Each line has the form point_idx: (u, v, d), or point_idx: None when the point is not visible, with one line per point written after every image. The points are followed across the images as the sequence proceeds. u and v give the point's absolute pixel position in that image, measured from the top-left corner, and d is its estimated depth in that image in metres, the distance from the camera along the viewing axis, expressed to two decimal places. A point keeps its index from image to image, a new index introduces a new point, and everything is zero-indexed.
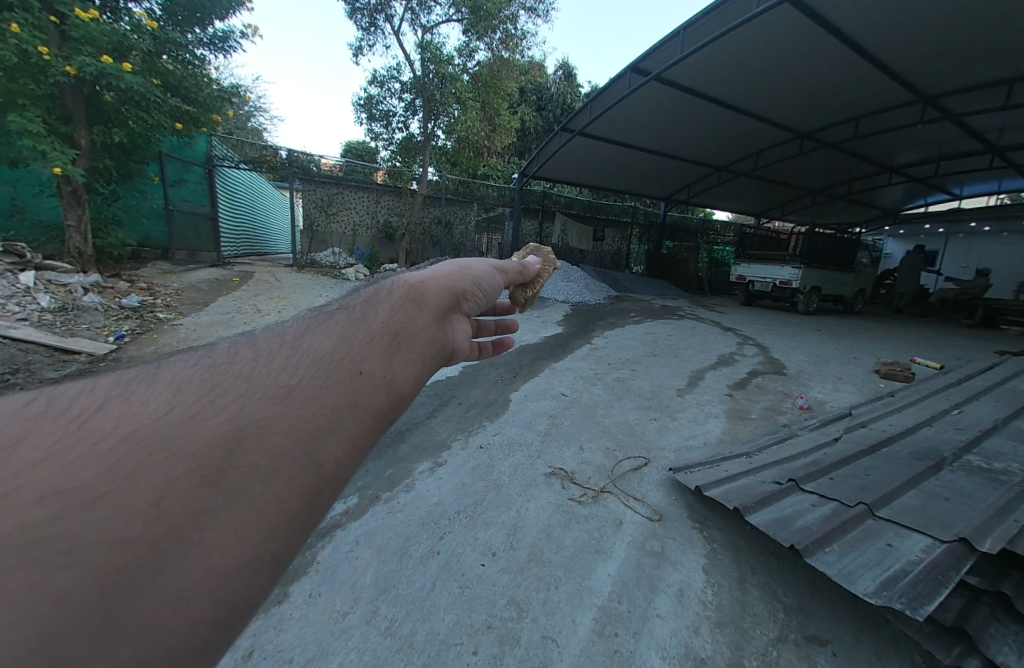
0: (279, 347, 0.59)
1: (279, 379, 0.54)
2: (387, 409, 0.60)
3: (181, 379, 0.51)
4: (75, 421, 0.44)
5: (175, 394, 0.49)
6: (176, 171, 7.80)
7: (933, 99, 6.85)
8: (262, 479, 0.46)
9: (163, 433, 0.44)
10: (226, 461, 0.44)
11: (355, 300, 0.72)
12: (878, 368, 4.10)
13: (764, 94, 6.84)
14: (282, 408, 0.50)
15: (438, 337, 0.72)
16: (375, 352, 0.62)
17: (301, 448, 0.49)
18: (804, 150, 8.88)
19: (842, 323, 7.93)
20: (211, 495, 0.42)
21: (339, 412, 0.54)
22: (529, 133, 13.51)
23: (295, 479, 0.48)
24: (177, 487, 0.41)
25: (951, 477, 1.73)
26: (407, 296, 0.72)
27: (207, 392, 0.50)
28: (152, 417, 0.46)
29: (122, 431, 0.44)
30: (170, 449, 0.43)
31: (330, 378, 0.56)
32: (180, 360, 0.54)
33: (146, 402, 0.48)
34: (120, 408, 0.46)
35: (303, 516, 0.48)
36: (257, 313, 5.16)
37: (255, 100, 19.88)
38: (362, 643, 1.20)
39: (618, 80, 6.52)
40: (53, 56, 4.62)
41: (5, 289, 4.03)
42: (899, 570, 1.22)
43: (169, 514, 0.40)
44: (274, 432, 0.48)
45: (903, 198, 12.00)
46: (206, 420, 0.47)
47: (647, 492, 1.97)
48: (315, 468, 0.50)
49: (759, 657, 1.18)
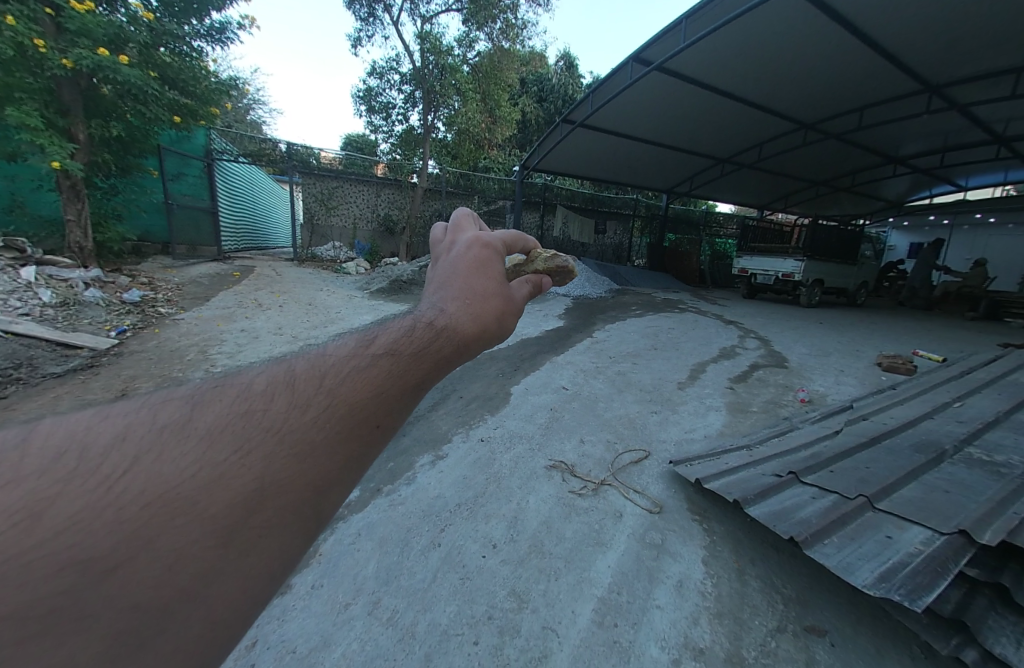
0: (318, 387, 0.52)
1: (308, 434, 0.48)
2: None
3: (215, 429, 0.46)
4: (105, 479, 0.38)
5: (210, 448, 0.44)
6: (176, 165, 7.72)
7: (940, 89, 6.72)
8: (273, 539, 0.44)
9: (188, 496, 0.39)
10: (240, 523, 0.41)
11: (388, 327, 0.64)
12: (879, 361, 4.09)
13: (768, 84, 6.74)
14: (302, 466, 0.46)
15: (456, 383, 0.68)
16: (402, 406, 0.56)
17: (310, 504, 0.47)
18: (808, 141, 8.78)
19: (844, 316, 7.90)
20: (223, 555, 0.40)
21: (353, 468, 0.51)
22: (530, 124, 13.39)
23: (301, 532, 0.46)
24: (192, 549, 0.38)
25: (952, 469, 1.73)
26: (444, 347, 0.64)
27: (238, 444, 0.44)
28: (180, 474, 0.41)
29: (152, 493, 0.39)
30: (192, 511, 0.39)
31: (354, 433, 0.51)
32: (214, 400, 0.49)
33: (177, 459, 0.42)
34: (148, 464, 0.40)
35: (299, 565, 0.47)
36: (258, 307, 5.17)
37: (254, 92, 19.75)
38: (364, 634, 1.22)
39: (620, 70, 6.43)
40: (49, 49, 4.58)
41: (7, 284, 4.04)
42: (898, 562, 1.22)
43: (181, 573, 0.37)
44: (291, 489, 0.45)
45: (908, 190, 11.87)
46: (234, 479, 0.42)
47: (647, 485, 1.98)
48: (317, 517, 0.48)
49: (757, 647, 1.19)
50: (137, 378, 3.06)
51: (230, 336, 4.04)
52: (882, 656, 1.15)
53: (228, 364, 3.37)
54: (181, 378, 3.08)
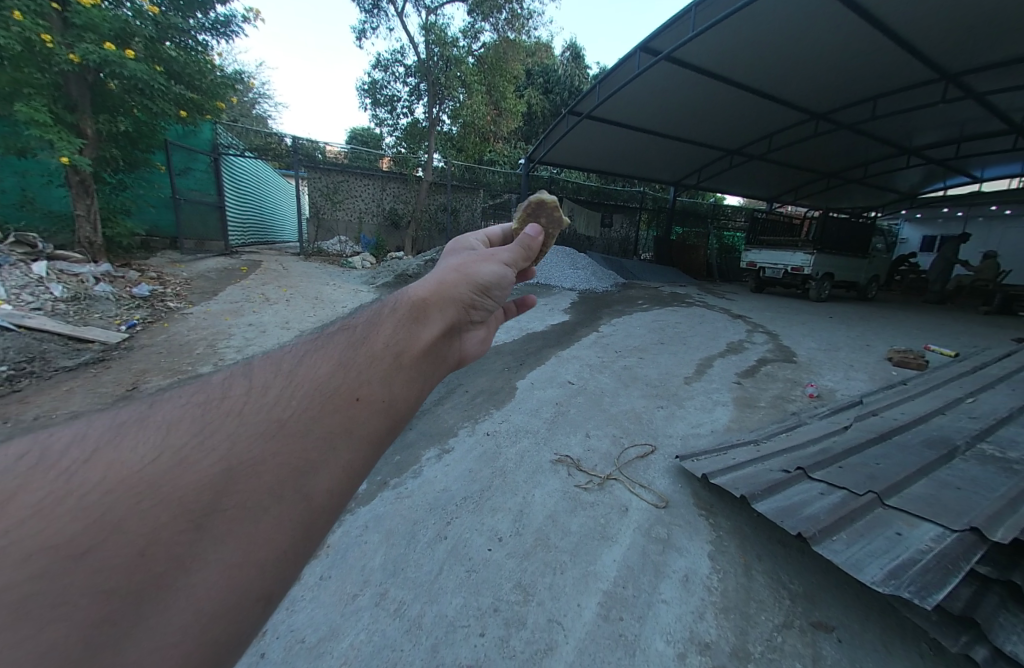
0: (275, 378, 0.60)
1: (273, 415, 0.55)
2: (385, 433, 0.62)
3: (174, 419, 0.53)
4: (64, 471, 0.46)
5: (168, 437, 0.50)
6: (183, 159, 7.82)
7: (957, 77, 6.53)
8: (260, 512, 0.47)
9: (150, 479, 0.45)
10: (215, 504, 0.45)
11: (350, 324, 0.73)
12: (890, 355, 4.03)
13: (778, 73, 6.60)
14: (273, 445, 0.51)
15: (438, 354, 0.74)
16: (374, 377, 0.62)
17: (291, 483, 0.50)
18: (819, 132, 8.60)
19: (854, 310, 7.79)
20: (198, 537, 0.43)
21: (333, 443, 0.55)
22: (535, 116, 13.24)
23: (286, 514, 0.49)
24: (164, 534, 0.41)
25: (963, 466, 1.70)
26: (410, 316, 0.73)
27: (197, 433, 0.51)
28: (143, 463, 0.47)
29: (114, 481, 0.45)
30: (158, 495, 0.44)
31: (324, 409, 0.57)
32: (175, 399, 0.57)
33: (137, 447, 0.49)
34: (109, 456, 0.47)
35: (293, 549, 0.50)
36: (265, 302, 5.20)
37: (259, 86, 19.72)
38: (371, 624, 1.23)
39: (627, 60, 6.32)
40: (56, 44, 4.60)
41: (19, 279, 4.10)
42: (909, 559, 1.20)
43: (156, 559, 0.40)
44: (264, 470, 0.49)
45: (921, 181, 11.63)
46: (205, 460, 0.48)
47: (654, 480, 1.97)
48: (305, 500, 0.51)
49: (763, 642, 1.19)
50: (147, 371, 3.10)
51: (238, 330, 4.07)
52: (891, 653, 1.14)
53: (235, 358, 3.40)
54: (190, 372, 3.11)
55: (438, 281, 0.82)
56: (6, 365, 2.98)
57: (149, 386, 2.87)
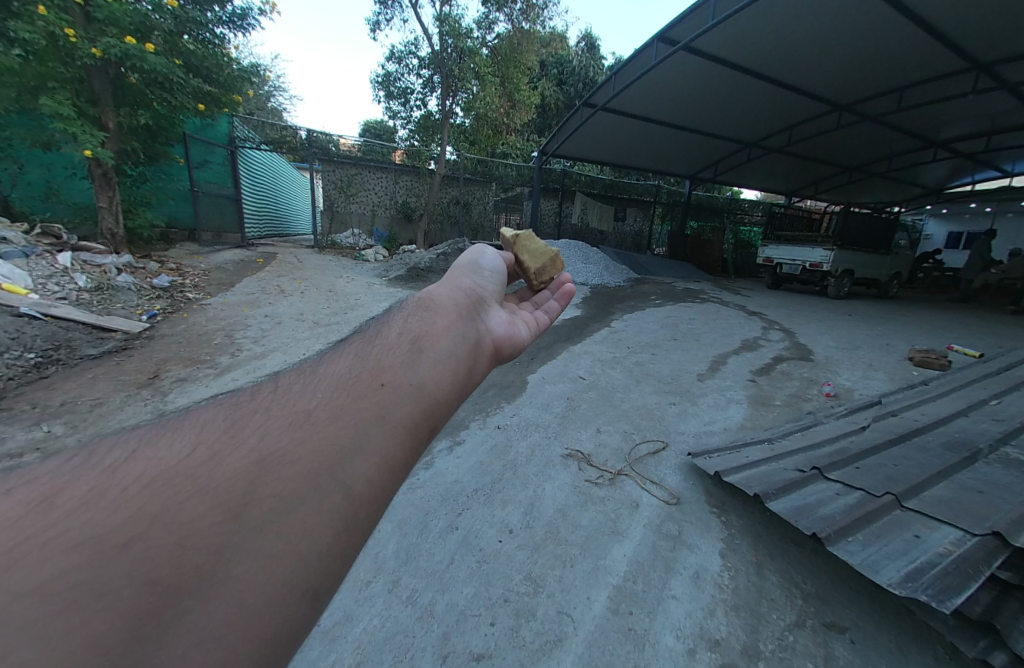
0: (298, 381, 0.70)
1: (299, 410, 0.63)
2: (416, 417, 0.67)
3: (205, 424, 0.61)
4: (108, 467, 0.53)
5: (199, 441, 0.58)
6: (201, 152, 7.95)
7: (990, 66, 6.25)
8: (295, 503, 0.51)
9: (187, 475, 0.52)
10: (251, 494, 0.50)
11: (362, 333, 0.85)
12: (911, 355, 3.92)
13: (800, 63, 6.40)
14: (303, 437, 0.58)
15: (460, 337, 0.84)
16: (395, 365, 0.72)
17: (325, 473, 0.54)
18: (842, 124, 8.33)
19: (874, 308, 7.58)
20: (236, 529, 0.46)
21: (364, 430, 0.60)
22: (549, 108, 13.08)
23: (324, 502, 0.52)
24: (203, 526, 0.46)
25: (987, 469, 1.66)
26: (419, 310, 0.88)
27: (228, 434, 0.59)
28: (179, 461, 0.54)
29: (154, 477, 0.51)
30: (194, 487, 0.50)
31: (351, 398, 0.65)
32: (208, 410, 0.65)
33: (173, 449, 0.56)
34: (150, 456, 0.55)
35: (336, 540, 0.51)
36: (280, 294, 5.29)
37: (275, 79, 19.88)
38: (385, 610, 1.26)
39: (644, 51, 6.19)
40: (79, 38, 4.69)
41: (46, 269, 4.23)
42: (927, 562, 1.18)
43: (194, 552, 0.43)
44: (295, 460, 0.54)
45: (949, 176, 11.21)
46: (234, 456, 0.55)
47: (665, 476, 1.97)
48: (342, 490, 0.54)
49: (775, 641, 1.18)
50: (167, 361, 3.18)
51: (254, 322, 4.15)
52: (906, 655, 1.12)
53: (252, 349, 3.46)
54: (208, 362, 3.18)
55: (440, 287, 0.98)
56: (34, 353, 3.08)
57: (169, 375, 2.94)
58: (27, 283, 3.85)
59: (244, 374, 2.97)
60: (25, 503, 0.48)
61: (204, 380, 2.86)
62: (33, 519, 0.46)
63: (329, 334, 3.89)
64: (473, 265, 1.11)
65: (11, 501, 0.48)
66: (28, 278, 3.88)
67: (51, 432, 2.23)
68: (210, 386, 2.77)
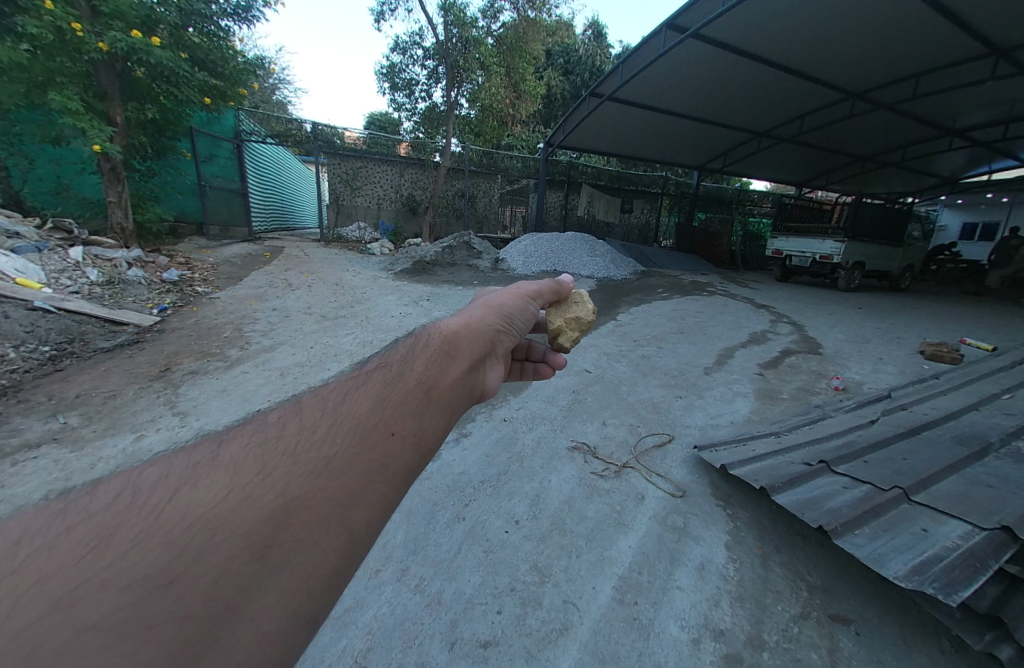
0: (320, 414, 0.67)
1: (320, 451, 0.61)
2: (414, 466, 0.67)
3: (236, 458, 0.59)
4: (153, 506, 0.51)
5: (234, 475, 0.56)
6: (207, 146, 8.00)
7: (1008, 52, 6.07)
8: (309, 545, 0.51)
9: (221, 514, 0.50)
10: (275, 535, 0.49)
11: (387, 357, 0.81)
12: (922, 348, 3.87)
13: (812, 50, 6.24)
14: (322, 480, 0.56)
15: (465, 386, 0.84)
16: (407, 411, 0.71)
17: (335, 515, 0.54)
18: (855, 112, 8.13)
19: (885, 300, 7.47)
20: (260, 569, 0.47)
21: (370, 479, 0.60)
22: (555, 99, 12.90)
23: (331, 544, 0.53)
24: (232, 564, 0.46)
25: (997, 463, 1.64)
26: (440, 349, 0.84)
27: (258, 471, 0.57)
28: (214, 500, 0.52)
29: (190, 517, 0.50)
30: (229, 527, 0.49)
31: (364, 444, 0.63)
32: (236, 435, 0.63)
33: (208, 486, 0.54)
34: (186, 493, 0.53)
35: (337, 574, 0.52)
36: (288, 287, 5.33)
37: (280, 72, 19.85)
38: (393, 598, 1.28)
39: (651, 39, 6.09)
40: (86, 33, 4.71)
41: (58, 263, 4.30)
42: (936, 554, 1.17)
43: (226, 589, 0.44)
44: (315, 503, 0.54)
45: (965, 165, 10.93)
46: (264, 496, 0.53)
47: (671, 469, 1.98)
48: (346, 532, 0.55)
49: (779, 632, 1.18)
50: (178, 353, 3.24)
51: (262, 315, 4.20)
52: (911, 647, 1.12)
53: (260, 342, 3.50)
54: (218, 355, 3.23)
55: (468, 317, 0.94)
56: (50, 345, 3.15)
57: (180, 368, 2.99)
58: (40, 277, 3.91)
59: (254, 367, 3.01)
60: (82, 541, 0.47)
61: (215, 373, 2.91)
62: (85, 562, 0.44)
63: (337, 328, 3.92)
64: (505, 311, 1.03)
65: (66, 543, 0.47)
66: (41, 273, 3.95)
67: (68, 423, 2.29)
68: (220, 379, 2.81)
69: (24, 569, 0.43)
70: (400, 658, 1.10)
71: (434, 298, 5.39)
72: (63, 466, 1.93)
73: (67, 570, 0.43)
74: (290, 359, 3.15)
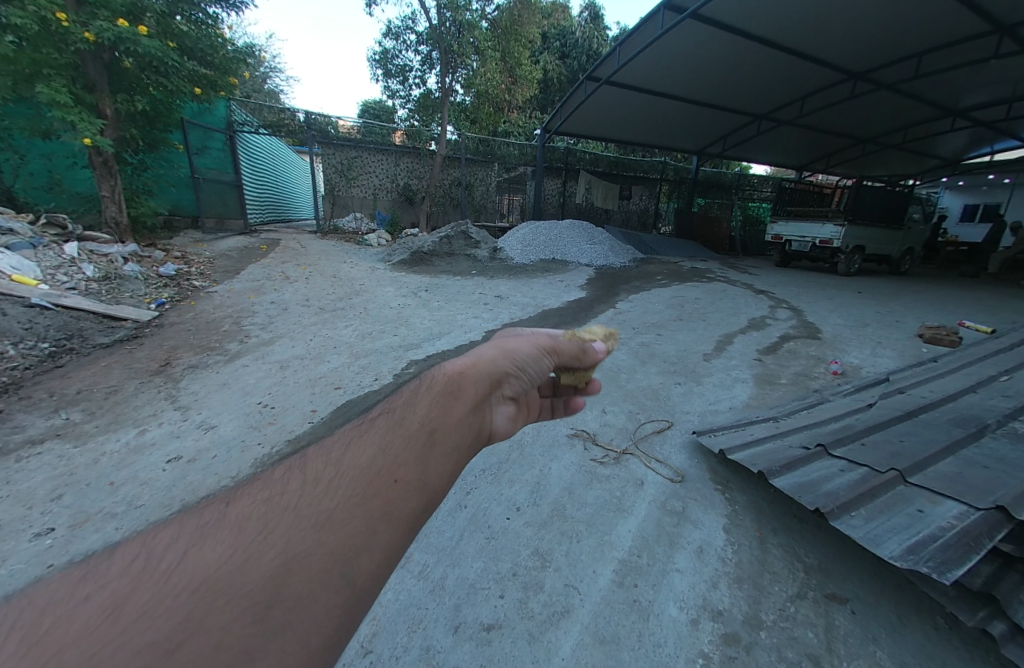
0: (325, 468, 0.67)
1: (322, 504, 0.60)
2: (421, 510, 0.65)
3: (244, 515, 0.60)
4: (164, 570, 0.53)
5: (240, 533, 0.57)
6: (199, 137, 7.86)
7: (1012, 29, 5.92)
8: (308, 607, 0.49)
9: (223, 577, 0.50)
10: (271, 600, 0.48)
11: (394, 400, 0.79)
12: (921, 332, 3.88)
13: (813, 29, 6.08)
14: (320, 538, 0.55)
15: (471, 427, 0.79)
16: (411, 455, 0.68)
17: (334, 575, 0.53)
18: (856, 92, 7.99)
19: (884, 284, 7.45)
20: (257, 634, 0.46)
21: (371, 531, 0.58)
22: (551, 84, 12.66)
23: (333, 601, 0.51)
24: (231, 631, 0.45)
25: (993, 444, 1.65)
26: (443, 390, 0.79)
27: (262, 527, 0.57)
28: (220, 561, 0.52)
29: (197, 581, 0.50)
30: (229, 592, 0.49)
31: (363, 496, 0.61)
32: (244, 493, 0.64)
33: (215, 547, 0.55)
34: (194, 554, 0.54)
35: (338, 633, 0.51)
36: (285, 280, 5.31)
37: (270, 60, 19.48)
38: (398, 585, 1.30)
39: (649, 19, 5.94)
40: (71, 23, 4.58)
41: (54, 260, 4.26)
42: (930, 534, 1.18)
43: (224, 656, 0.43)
44: (312, 563, 0.53)
45: (967, 146, 10.81)
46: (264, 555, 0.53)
47: (670, 455, 1.99)
48: (349, 586, 0.53)
49: (777, 612, 1.21)
50: (178, 348, 3.24)
51: (260, 308, 4.19)
52: (905, 625, 1.14)
53: (260, 336, 3.50)
54: (217, 349, 3.23)
55: (477, 357, 0.87)
56: (49, 342, 3.15)
57: (180, 362, 3.00)
58: (37, 273, 3.88)
59: (254, 360, 3.01)
60: (98, 608, 0.49)
61: (215, 367, 2.91)
62: (100, 632, 0.46)
63: (335, 320, 3.92)
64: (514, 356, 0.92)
65: (89, 611, 0.49)
66: (37, 269, 3.92)
67: (69, 419, 2.29)
68: (220, 373, 2.82)
69: (48, 640, 0.46)
70: (406, 642, 1.12)
71: (434, 288, 5.38)
72: (67, 460, 1.95)
73: (85, 638, 0.45)
74: (290, 353, 3.15)
